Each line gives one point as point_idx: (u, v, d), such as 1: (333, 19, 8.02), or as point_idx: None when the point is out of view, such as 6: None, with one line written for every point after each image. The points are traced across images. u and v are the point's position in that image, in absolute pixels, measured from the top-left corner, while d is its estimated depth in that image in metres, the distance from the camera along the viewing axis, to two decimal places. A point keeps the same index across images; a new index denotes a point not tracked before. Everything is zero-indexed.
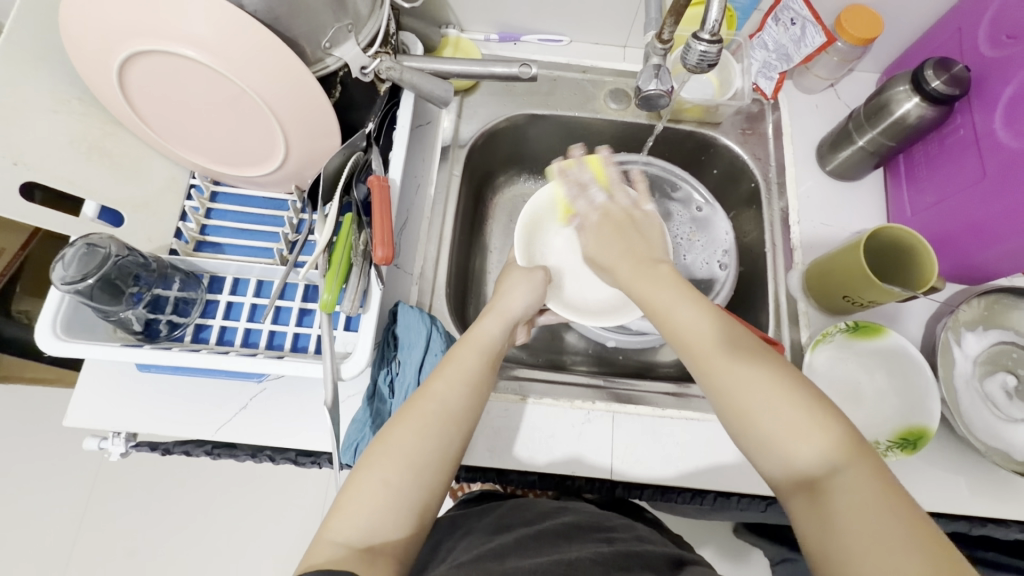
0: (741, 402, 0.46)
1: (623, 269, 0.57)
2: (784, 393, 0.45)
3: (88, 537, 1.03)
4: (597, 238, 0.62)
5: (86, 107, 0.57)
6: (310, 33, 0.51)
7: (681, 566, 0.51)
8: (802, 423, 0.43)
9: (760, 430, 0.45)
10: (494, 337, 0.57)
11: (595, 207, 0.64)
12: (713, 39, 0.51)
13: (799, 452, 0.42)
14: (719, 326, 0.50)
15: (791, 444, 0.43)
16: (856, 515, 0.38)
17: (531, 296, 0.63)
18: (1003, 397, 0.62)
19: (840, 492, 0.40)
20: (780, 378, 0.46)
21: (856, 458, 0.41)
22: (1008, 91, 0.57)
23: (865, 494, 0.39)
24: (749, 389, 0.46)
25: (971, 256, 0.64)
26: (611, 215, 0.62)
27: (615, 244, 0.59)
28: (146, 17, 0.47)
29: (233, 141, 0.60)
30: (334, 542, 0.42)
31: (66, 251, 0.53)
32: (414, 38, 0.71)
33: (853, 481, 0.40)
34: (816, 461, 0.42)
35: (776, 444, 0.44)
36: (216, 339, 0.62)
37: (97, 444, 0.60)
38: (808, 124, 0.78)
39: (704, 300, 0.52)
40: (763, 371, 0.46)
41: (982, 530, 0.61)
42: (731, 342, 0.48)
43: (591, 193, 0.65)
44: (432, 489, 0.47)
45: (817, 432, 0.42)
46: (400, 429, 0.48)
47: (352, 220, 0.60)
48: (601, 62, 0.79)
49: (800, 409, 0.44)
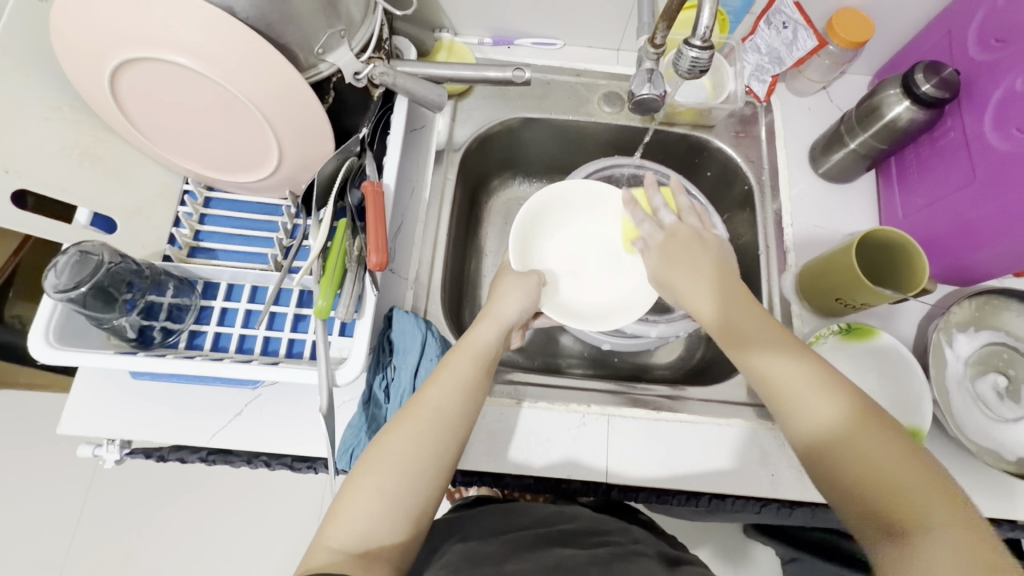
0: (781, 378, 0.49)
1: (681, 282, 0.58)
2: (818, 370, 0.49)
3: (84, 544, 1.02)
4: (661, 258, 0.61)
5: (77, 114, 0.57)
6: (302, 39, 0.51)
7: (677, 566, 0.52)
8: (833, 396, 0.47)
9: (798, 404, 0.48)
10: (489, 344, 0.57)
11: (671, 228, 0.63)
12: (705, 45, 0.52)
13: (829, 420, 0.46)
14: (757, 315, 0.54)
15: (822, 411, 0.47)
16: (886, 476, 0.42)
17: (526, 300, 0.62)
18: (994, 397, 0.62)
19: (869, 457, 0.43)
20: (813, 360, 0.50)
21: (862, 417, 0.46)
22: (997, 94, 0.58)
23: (895, 457, 0.43)
24: (783, 365, 0.50)
25: (962, 258, 0.64)
26: (679, 232, 0.61)
27: (681, 253, 0.59)
28: (137, 25, 0.47)
29: (227, 147, 0.60)
30: (329, 549, 0.43)
31: (59, 259, 0.53)
32: (408, 42, 0.71)
33: (881, 447, 0.43)
34: (843, 429, 0.45)
35: (809, 414, 0.47)
36: (211, 345, 0.62)
37: (91, 452, 0.60)
38: (800, 126, 0.78)
39: (740, 290, 0.56)
40: (799, 353, 0.50)
41: None
42: (764, 324, 0.53)
43: (660, 216, 0.64)
44: (427, 495, 0.47)
45: (845, 404, 0.46)
46: (394, 436, 0.48)
47: (346, 225, 0.59)
48: (595, 66, 0.80)
49: (822, 382, 0.48)
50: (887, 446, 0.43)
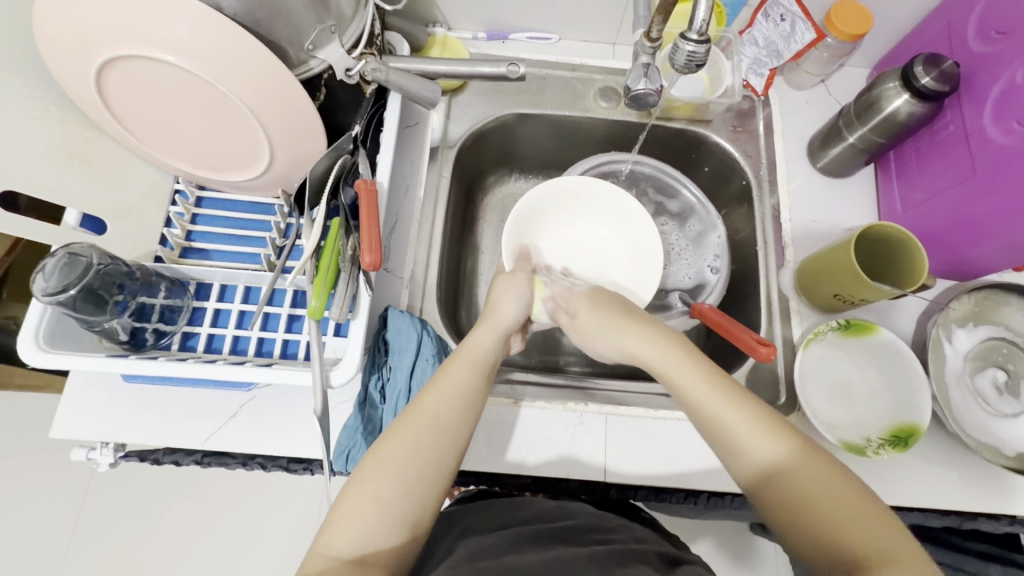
0: (710, 417, 0.47)
1: (602, 335, 0.58)
2: (737, 398, 0.47)
3: (83, 545, 1.02)
4: (599, 318, 0.59)
5: (64, 113, 0.56)
6: (291, 35, 0.50)
7: (677, 564, 0.51)
8: (761, 428, 0.45)
9: (725, 439, 0.46)
10: (488, 350, 0.57)
11: (579, 289, 0.64)
12: (701, 39, 0.51)
13: (764, 454, 0.44)
14: (677, 349, 0.52)
15: (750, 446, 0.45)
16: (815, 496, 0.41)
17: (523, 304, 0.61)
18: (994, 392, 0.62)
19: (803, 480, 0.42)
20: (729, 388, 0.48)
21: (810, 459, 0.43)
22: (997, 88, 0.57)
23: (820, 476, 0.42)
24: (710, 400, 0.48)
25: (961, 253, 0.64)
26: (602, 291, 0.62)
27: (620, 313, 0.58)
28: (122, 21, 0.46)
29: (217, 146, 0.59)
30: (326, 557, 0.42)
31: (47, 261, 0.53)
32: (401, 38, 0.70)
33: (809, 468, 0.43)
34: (780, 461, 0.44)
35: (740, 450, 0.45)
36: (204, 347, 0.61)
37: (85, 455, 0.59)
38: (799, 120, 0.78)
39: (658, 327, 0.55)
40: (720, 381, 0.49)
41: (972, 524, 0.62)
42: (687, 358, 0.51)
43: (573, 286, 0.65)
44: (425, 502, 0.46)
45: (773, 432, 0.45)
46: (392, 443, 0.47)
47: (340, 224, 0.59)
48: (591, 60, 0.79)
49: (750, 412, 0.46)
50: (812, 469, 0.42)
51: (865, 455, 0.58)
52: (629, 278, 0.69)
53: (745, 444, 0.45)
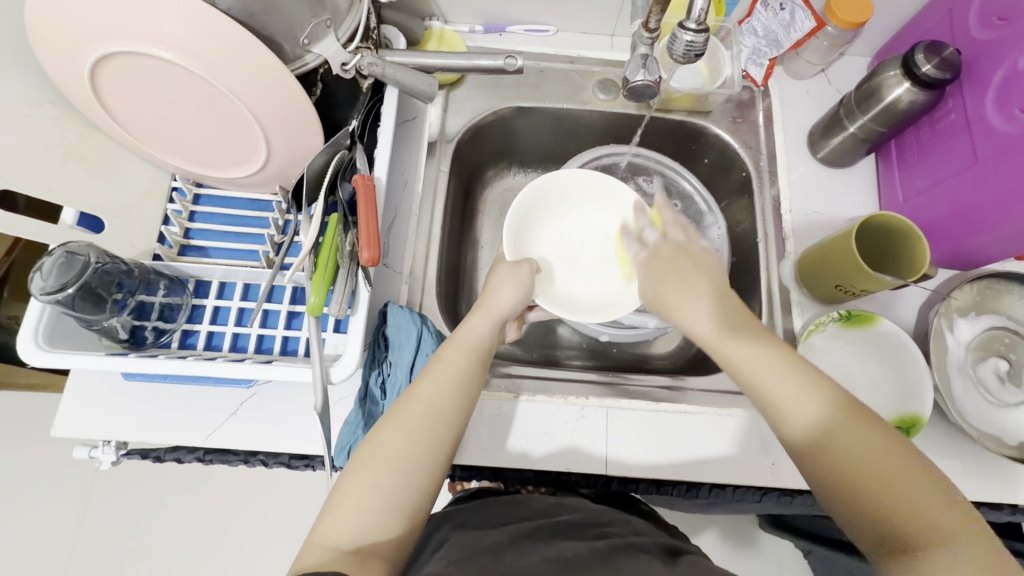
0: (773, 392, 0.47)
1: (675, 305, 0.58)
2: (804, 376, 0.47)
3: (88, 542, 1.03)
4: (647, 274, 0.63)
5: (60, 110, 0.56)
6: (286, 30, 0.50)
7: (677, 555, 0.51)
8: (834, 412, 0.44)
9: (780, 410, 0.47)
10: (484, 335, 0.57)
11: (661, 241, 0.64)
12: (700, 28, 0.50)
13: (805, 423, 0.45)
14: (753, 332, 0.52)
15: (810, 419, 0.45)
16: (884, 474, 0.41)
17: (520, 291, 0.61)
18: (996, 382, 0.62)
19: (868, 455, 0.42)
20: (803, 368, 0.48)
21: (852, 421, 0.44)
22: (999, 74, 0.56)
23: (883, 453, 0.41)
24: (777, 379, 0.48)
25: (963, 242, 0.64)
26: (663, 249, 0.63)
27: (669, 274, 0.61)
28: (115, 17, 0.45)
29: (214, 142, 0.59)
30: (323, 546, 0.42)
31: (44, 261, 0.52)
32: (397, 31, 0.69)
33: (877, 447, 0.42)
34: (817, 427, 0.44)
35: (789, 422, 0.46)
36: (204, 344, 0.61)
37: (86, 454, 0.59)
38: (799, 111, 0.77)
39: (737, 310, 0.56)
40: (796, 361, 0.48)
41: (974, 513, 0.62)
42: (739, 328, 0.53)
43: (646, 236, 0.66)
44: (421, 489, 0.46)
45: (837, 409, 0.45)
46: (387, 430, 0.48)
47: (337, 220, 0.58)
48: (589, 52, 0.78)
49: (812, 383, 0.46)
50: (887, 451, 0.42)
51: None
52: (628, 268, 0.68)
53: (820, 418, 0.45)
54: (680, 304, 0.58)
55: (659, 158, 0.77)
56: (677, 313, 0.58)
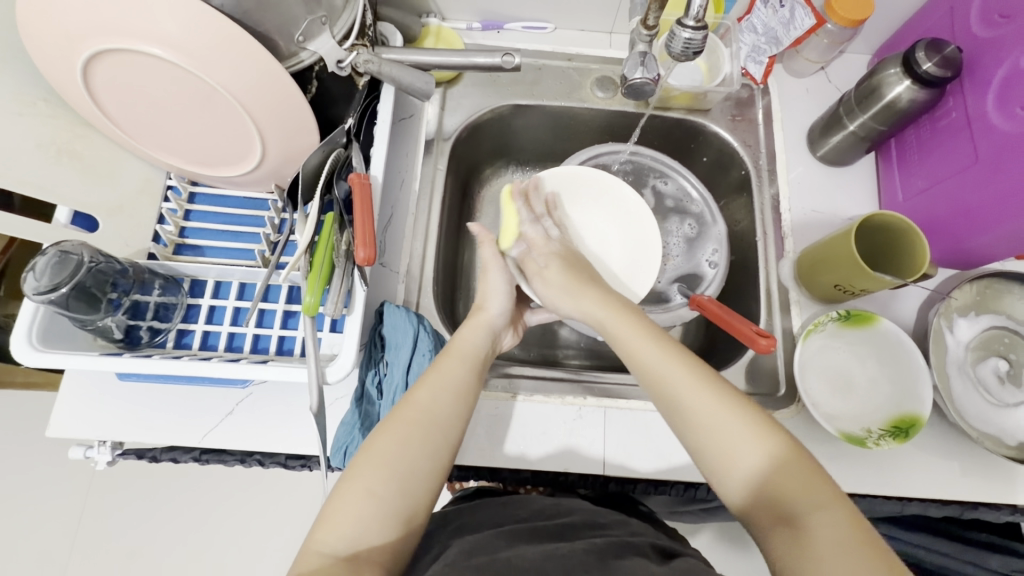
0: (686, 409, 0.47)
1: (583, 299, 0.56)
2: (734, 408, 0.46)
3: (86, 542, 1.03)
4: (561, 265, 0.59)
5: (53, 109, 0.56)
6: (281, 27, 0.49)
7: (672, 557, 0.50)
8: (748, 429, 0.44)
9: (701, 430, 0.46)
10: (478, 345, 0.57)
11: (554, 238, 0.62)
12: (698, 25, 0.50)
13: (743, 459, 0.44)
14: (665, 344, 0.51)
15: (724, 435, 0.45)
16: (798, 500, 0.41)
17: (508, 298, 0.61)
18: (996, 382, 0.61)
19: (773, 469, 0.43)
20: (713, 382, 0.48)
21: (781, 456, 0.43)
22: (1001, 72, 0.56)
23: (786, 465, 0.43)
24: (692, 397, 0.47)
25: (963, 242, 0.63)
26: (552, 249, 0.61)
27: (568, 275, 0.58)
28: (107, 14, 0.45)
29: (209, 141, 0.59)
30: (321, 553, 0.42)
31: (38, 260, 0.52)
32: (394, 28, 0.69)
33: (779, 459, 0.43)
34: (760, 464, 0.43)
35: (725, 457, 0.44)
36: (200, 344, 0.61)
37: (82, 453, 0.59)
38: (799, 109, 0.77)
39: (650, 324, 0.53)
40: (704, 375, 0.48)
41: (973, 513, 0.62)
42: (664, 342, 0.51)
43: (546, 223, 0.63)
44: (418, 497, 0.46)
45: (754, 426, 0.45)
46: (385, 437, 0.47)
47: (333, 220, 0.58)
48: (587, 50, 0.78)
49: (725, 401, 0.46)
50: (799, 476, 0.42)
51: (866, 446, 0.58)
52: (624, 268, 0.68)
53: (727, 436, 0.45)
54: (587, 308, 0.55)
55: (662, 158, 0.77)
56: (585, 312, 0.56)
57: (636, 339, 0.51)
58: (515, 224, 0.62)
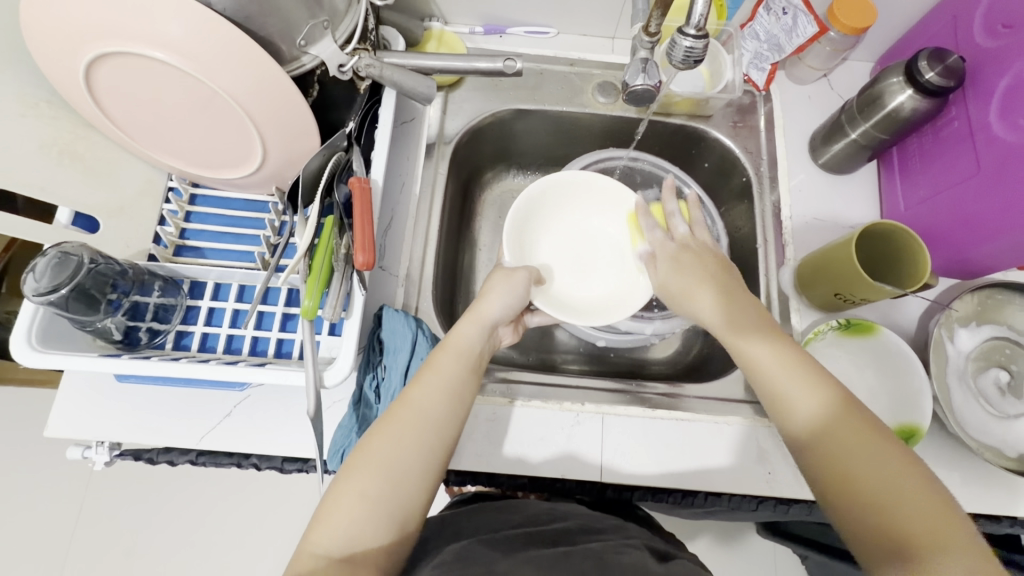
0: (772, 379, 0.52)
1: (692, 285, 0.59)
2: (802, 367, 0.51)
3: (83, 541, 1.03)
4: (674, 266, 0.61)
5: (55, 110, 0.56)
6: (283, 31, 0.49)
7: (668, 559, 0.51)
8: (836, 408, 0.48)
9: (781, 398, 0.51)
10: (472, 342, 0.57)
11: (676, 241, 0.64)
12: (699, 34, 0.50)
13: (807, 413, 0.49)
14: (761, 324, 0.56)
15: (801, 407, 0.50)
16: (864, 457, 0.45)
17: (513, 298, 0.61)
18: (996, 393, 0.61)
19: (855, 438, 0.46)
20: (803, 361, 0.52)
21: (845, 411, 0.48)
22: (1003, 82, 0.56)
23: (868, 439, 0.46)
24: (776, 370, 0.52)
25: (965, 252, 0.63)
26: (690, 247, 0.63)
27: (697, 268, 0.60)
28: (110, 18, 0.45)
29: (210, 143, 0.59)
30: (315, 555, 0.43)
31: (38, 261, 0.52)
32: (395, 32, 0.69)
33: (857, 431, 0.46)
34: (820, 420, 0.48)
35: (793, 411, 0.50)
36: (198, 346, 0.61)
37: (81, 454, 0.59)
38: (801, 116, 0.76)
39: (749, 307, 0.58)
40: (792, 356, 0.53)
41: (973, 526, 0.61)
42: (741, 324, 0.56)
43: (675, 223, 0.65)
44: (413, 496, 0.47)
45: (832, 399, 0.49)
46: (378, 437, 0.48)
47: (333, 223, 0.58)
48: (589, 54, 0.78)
49: (811, 375, 0.51)
50: (865, 437, 0.46)
51: None
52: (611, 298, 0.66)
53: (814, 410, 0.49)
54: (688, 274, 0.60)
55: (662, 164, 0.76)
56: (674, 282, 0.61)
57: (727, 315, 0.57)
58: (641, 242, 0.66)
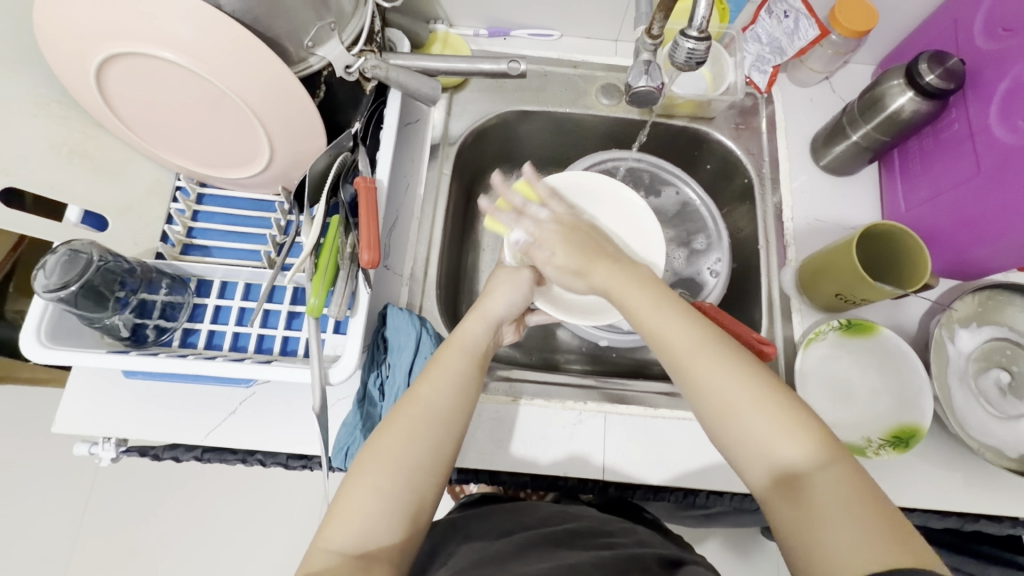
0: (701, 380, 0.47)
1: (598, 272, 0.55)
2: (770, 399, 0.44)
3: (89, 538, 1.03)
4: (564, 246, 0.56)
5: (66, 110, 0.57)
6: (291, 33, 0.50)
7: (678, 566, 0.50)
8: (777, 418, 0.43)
9: (713, 401, 0.46)
10: (478, 338, 0.58)
11: (547, 221, 0.58)
12: (702, 36, 0.50)
13: (785, 453, 0.42)
14: (693, 323, 0.50)
15: (778, 447, 0.43)
16: (831, 500, 0.39)
17: (516, 297, 0.62)
18: (997, 393, 0.62)
19: (788, 443, 0.42)
20: (739, 361, 0.47)
21: (817, 450, 0.42)
22: (1002, 86, 0.56)
23: (802, 442, 0.42)
24: (707, 371, 0.47)
25: (964, 253, 0.63)
26: (557, 220, 0.58)
27: (587, 246, 0.56)
28: (122, 20, 0.46)
29: (218, 144, 0.60)
30: (327, 551, 0.43)
31: (48, 258, 0.53)
32: (401, 34, 0.69)
33: (794, 434, 0.42)
34: (799, 459, 0.42)
35: (763, 448, 0.43)
36: (205, 343, 0.61)
37: (88, 450, 0.60)
38: (803, 118, 0.77)
39: (684, 304, 0.52)
40: (727, 354, 0.47)
41: (974, 526, 0.62)
42: (706, 345, 0.48)
43: (531, 212, 0.59)
44: (423, 492, 0.47)
45: (804, 438, 0.42)
46: (387, 434, 0.48)
47: (339, 222, 0.58)
48: (593, 57, 0.78)
49: (751, 377, 0.46)
50: (838, 477, 0.40)
51: (865, 455, 0.59)
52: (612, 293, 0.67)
53: (748, 416, 0.44)
54: (603, 269, 0.54)
55: (665, 166, 0.77)
56: (597, 278, 0.55)
57: (655, 313, 0.51)
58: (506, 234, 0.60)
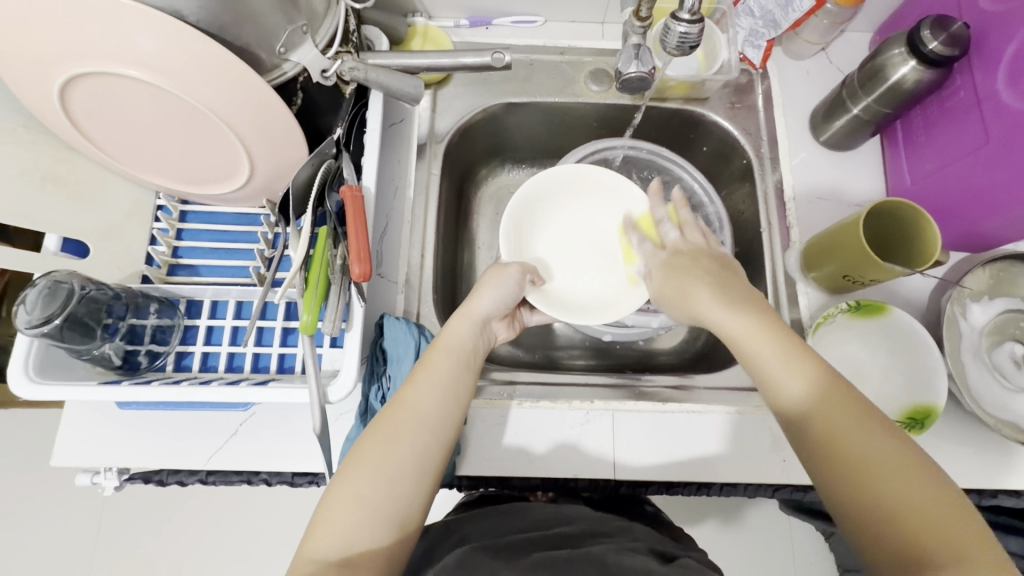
0: (790, 399, 0.46)
1: (673, 291, 0.56)
2: (805, 359, 0.47)
3: (102, 562, 1.03)
4: (664, 274, 0.57)
5: (34, 134, 0.55)
6: (262, 39, 0.47)
7: (672, 559, 0.50)
8: (807, 372, 0.46)
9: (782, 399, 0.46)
10: (464, 339, 0.57)
11: (668, 246, 0.60)
12: (693, 18, 0.49)
13: (805, 403, 0.45)
14: (783, 341, 0.48)
15: (803, 396, 0.45)
16: (868, 456, 0.41)
17: (504, 294, 0.60)
18: (1012, 367, 0.60)
19: (892, 461, 0.41)
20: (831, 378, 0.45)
21: (840, 400, 0.44)
22: (1010, 48, 0.54)
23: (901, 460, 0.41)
24: (796, 391, 0.46)
25: (975, 225, 0.62)
26: (682, 248, 0.58)
27: (688, 277, 0.55)
28: (79, 39, 0.43)
29: (196, 159, 0.57)
30: (313, 560, 0.42)
31: (27, 294, 0.51)
32: (378, 31, 0.66)
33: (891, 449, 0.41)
34: (819, 408, 0.44)
35: (790, 402, 0.46)
36: (199, 365, 0.60)
37: (91, 479, 0.58)
38: (799, 92, 0.74)
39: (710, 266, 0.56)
40: (818, 372, 0.46)
41: (991, 501, 0.61)
42: (739, 300, 0.52)
43: (647, 240, 0.63)
44: (408, 500, 0.46)
45: (831, 393, 0.45)
46: (372, 440, 0.47)
47: (326, 233, 0.57)
48: (579, 42, 0.76)
49: (799, 365, 0.47)
50: (873, 435, 0.42)
51: None
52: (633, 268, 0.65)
53: (842, 427, 0.43)
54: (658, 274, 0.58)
55: (674, 157, 0.74)
56: (680, 303, 0.55)
57: (742, 329, 0.50)
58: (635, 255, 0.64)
